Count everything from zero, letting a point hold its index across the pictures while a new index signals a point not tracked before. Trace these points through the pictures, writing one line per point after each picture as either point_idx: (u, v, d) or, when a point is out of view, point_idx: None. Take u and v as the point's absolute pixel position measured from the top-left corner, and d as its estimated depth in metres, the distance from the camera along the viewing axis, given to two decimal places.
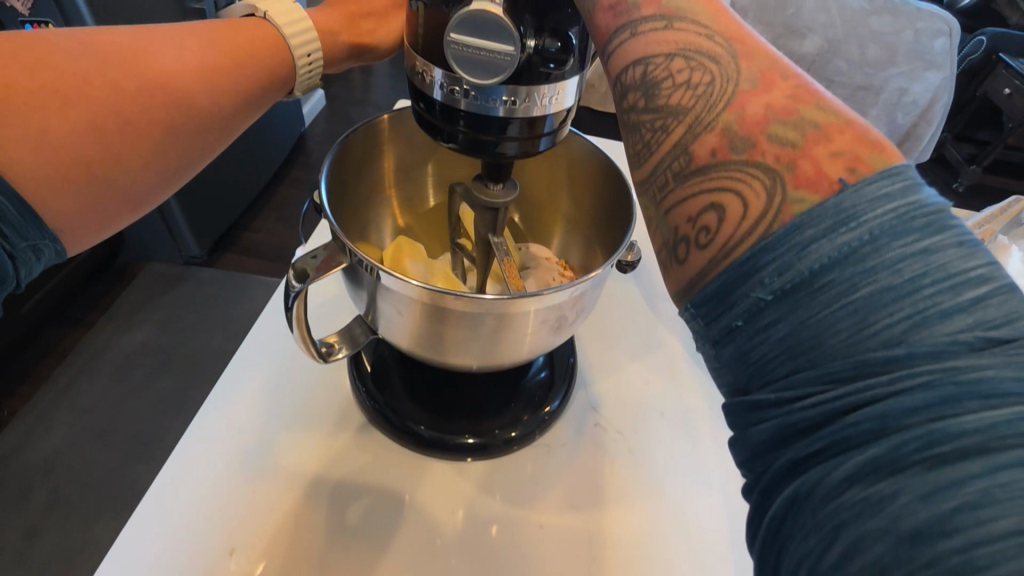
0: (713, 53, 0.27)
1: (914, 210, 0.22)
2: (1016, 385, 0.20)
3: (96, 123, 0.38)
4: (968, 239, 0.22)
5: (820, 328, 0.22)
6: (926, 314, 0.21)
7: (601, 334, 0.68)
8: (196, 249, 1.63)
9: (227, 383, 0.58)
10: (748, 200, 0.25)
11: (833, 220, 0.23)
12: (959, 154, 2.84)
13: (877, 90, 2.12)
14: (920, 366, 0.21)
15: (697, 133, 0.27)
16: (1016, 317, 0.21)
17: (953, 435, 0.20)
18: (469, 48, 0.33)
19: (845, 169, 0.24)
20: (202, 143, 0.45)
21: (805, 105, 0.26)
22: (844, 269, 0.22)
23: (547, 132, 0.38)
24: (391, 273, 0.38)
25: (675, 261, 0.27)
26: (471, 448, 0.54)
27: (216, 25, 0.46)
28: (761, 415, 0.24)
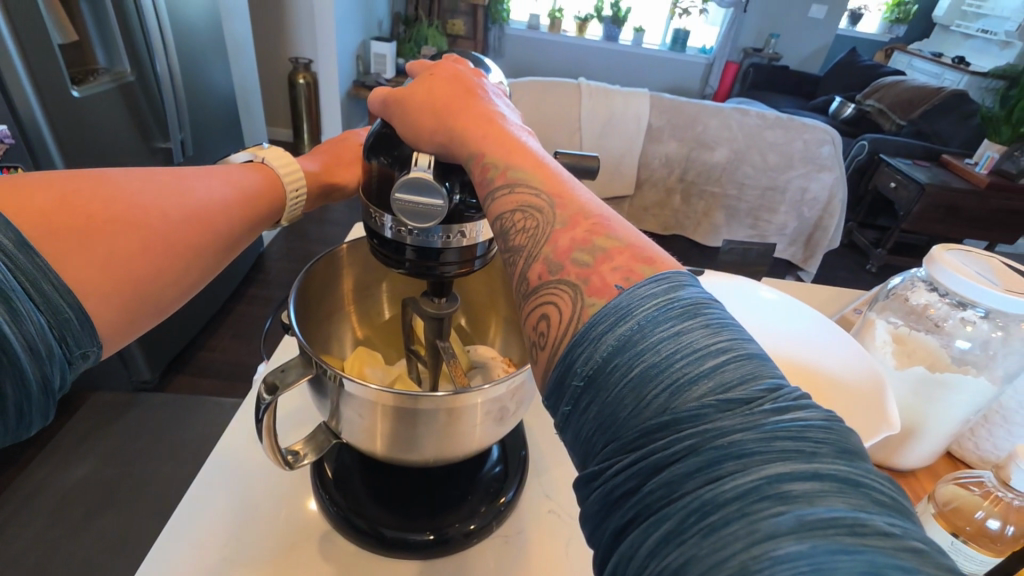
0: (539, 207, 0.37)
1: (671, 304, 0.29)
2: (756, 443, 0.24)
3: (145, 244, 0.46)
4: (714, 323, 0.28)
5: (613, 405, 0.28)
6: (680, 385, 0.26)
7: (550, 426, 0.73)
8: (148, 374, 1.61)
9: (192, 504, 0.59)
10: (562, 307, 0.32)
11: (615, 317, 0.29)
12: (865, 238, 3.19)
13: (783, 190, 2.43)
14: (685, 431, 0.25)
15: (532, 261, 0.36)
16: (751, 381, 0.26)
17: (719, 504, 0.23)
18: (409, 203, 0.42)
19: (620, 279, 0.31)
20: (217, 260, 0.53)
21: (597, 236, 0.34)
22: (624, 355, 0.28)
23: (479, 253, 0.47)
24: (351, 380, 0.44)
25: (534, 360, 0.34)
26: (431, 545, 0.57)
27: (227, 171, 0.57)
28: (592, 491, 0.28)
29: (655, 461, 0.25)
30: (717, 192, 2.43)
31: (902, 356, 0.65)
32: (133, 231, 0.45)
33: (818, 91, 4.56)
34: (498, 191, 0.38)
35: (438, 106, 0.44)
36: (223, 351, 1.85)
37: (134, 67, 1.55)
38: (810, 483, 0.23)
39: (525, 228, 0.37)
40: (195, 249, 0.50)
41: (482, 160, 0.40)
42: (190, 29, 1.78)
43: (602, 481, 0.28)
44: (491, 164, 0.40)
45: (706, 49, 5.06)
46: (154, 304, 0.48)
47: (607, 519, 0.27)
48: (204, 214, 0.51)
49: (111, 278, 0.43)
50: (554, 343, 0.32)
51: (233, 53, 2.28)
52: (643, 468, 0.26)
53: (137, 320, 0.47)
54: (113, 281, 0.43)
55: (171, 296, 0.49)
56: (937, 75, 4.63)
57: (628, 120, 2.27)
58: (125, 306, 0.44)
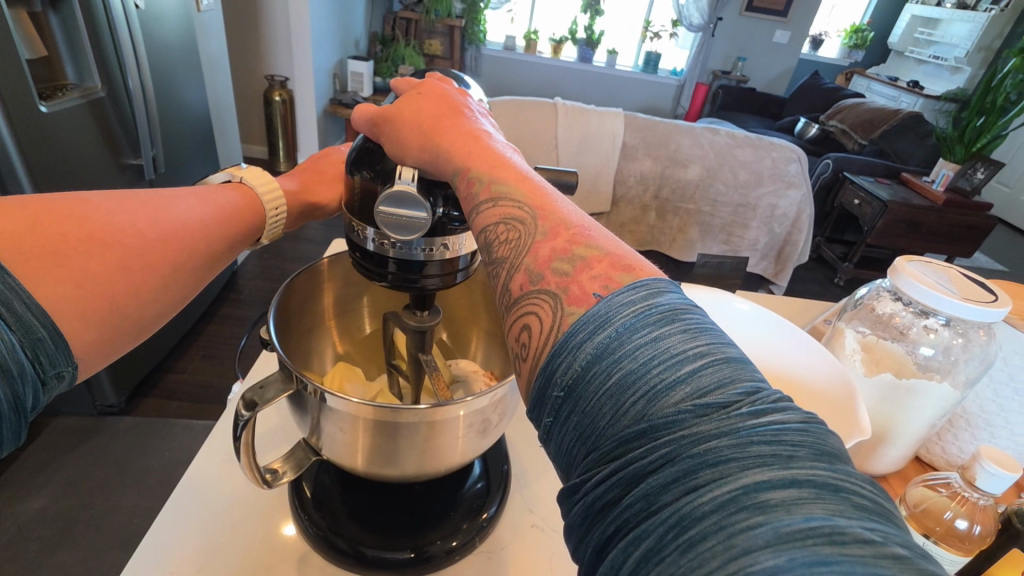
0: (521, 219, 0.37)
1: (648, 310, 0.29)
2: (732, 449, 0.24)
3: (123, 263, 0.45)
4: (691, 328, 0.29)
5: (593, 415, 0.28)
6: (658, 392, 0.27)
7: (532, 440, 0.74)
8: (114, 397, 1.56)
9: (163, 528, 0.57)
10: (543, 317, 0.32)
11: (592, 325, 0.30)
12: (832, 253, 3.30)
13: (753, 207, 2.50)
14: (662, 439, 0.26)
15: (514, 272, 0.36)
16: (726, 387, 0.26)
17: (697, 517, 0.23)
18: (392, 215, 0.42)
19: (599, 287, 0.32)
20: (200, 278, 0.53)
21: (577, 245, 0.35)
22: (602, 362, 0.28)
23: (461, 266, 0.48)
24: (333, 394, 0.44)
25: (517, 371, 0.34)
26: (413, 563, 0.56)
27: (209, 190, 0.57)
28: (574, 503, 0.28)
29: (634, 470, 0.26)
30: (690, 209, 2.49)
31: (871, 364, 0.67)
32: (112, 250, 0.45)
33: (783, 111, 4.74)
34: (482, 205, 0.39)
35: (423, 123, 0.44)
36: (194, 372, 1.80)
37: (105, 83, 1.52)
38: (787, 490, 0.23)
39: (510, 241, 0.37)
40: (173, 269, 0.49)
41: (467, 174, 0.41)
42: (164, 46, 1.76)
43: (580, 492, 0.28)
44: (476, 178, 0.40)
45: (677, 72, 5.22)
46: (134, 322, 0.47)
47: (587, 530, 0.28)
48: (185, 231, 0.50)
49: (86, 299, 0.42)
50: (536, 353, 0.32)
51: (208, 70, 2.27)
52: (622, 479, 0.26)
53: (115, 340, 0.46)
54: (87, 301, 0.42)
55: (152, 314, 0.49)
56: (895, 97, 4.85)
57: (604, 139, 2.32)
58: (102, 326, 0.44)
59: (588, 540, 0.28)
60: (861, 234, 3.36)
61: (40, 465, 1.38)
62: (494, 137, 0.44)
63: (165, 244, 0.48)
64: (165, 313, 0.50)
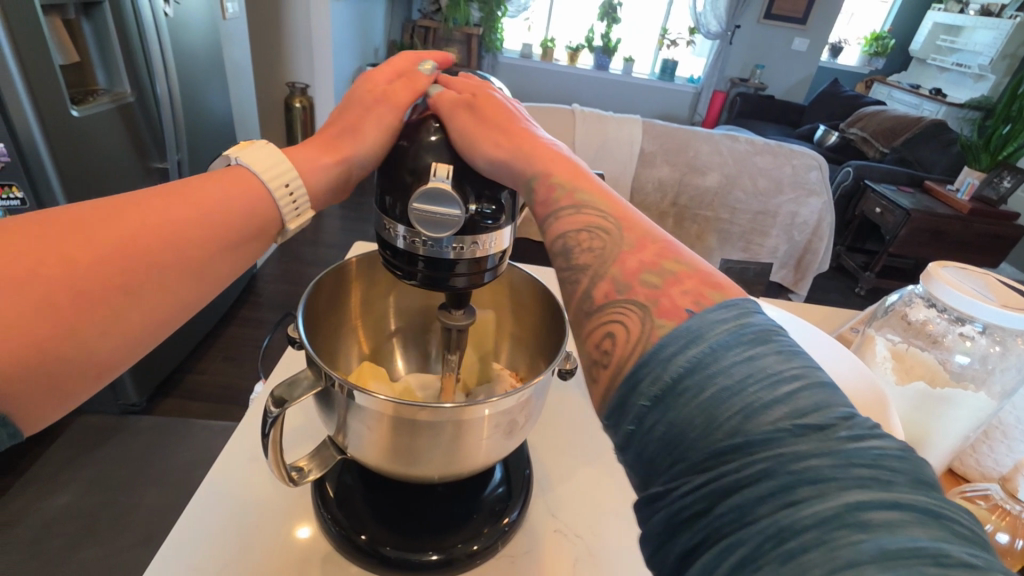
0: (606, 228, 0.42)
1: (742, 331, 0.32)
2: (832, 469, 0.27)
3: (50, 295, 0.37)
4: (785, 351, 0.31)
5: (683, 425, 0.31)
6: (754, 409, 0.29)
7: (554, 444, 0.73)
8: (136, 396, 1.57)
9: (189, 524, 0.58)
10: (629, 323, 0.36)
11: (685, 340, 0.33)
12: (853, 262, 3.24)
13: (774, 214, 2.47)
14: (759, 453, 0.28)
15: (596, 282, 0.40)
16: (821, 408, 0.29)
17: (797, 530, 0.26)
18: (426, 211, 0.43)
19: (691, 302, 0.36)
20: (166, 297, 0.43)
21: (665, 261, 0.39)
22: (694, 376, 0.31)
23: (489, 266, 0.48)
24: (360, 391, 0.44)
25: (592, 378, 0.38)
26: (434, 565, 0.55)
27: (190, 181, 0.47)
28: (661, 507, 0.31)
29: (728, 481, 0.28)
30: (709, 216, 2.47)
31: (902, 373, 0.66)
32: (38, 280, 0.37)
33: (802, 119, 4.69)
34: (564, 210, 0.44)
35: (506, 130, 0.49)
36: (213, 373, 1.82)
37: (135, 89, 1.56)
38: (888, 510, 0.25)
39: (590, 242, 0.42)
40: (157, 278, 0.42)
41: (547, 179, 0.46)
42: (191, 54, 1.81)
43: (669, 496, 0.31)
44: (557, 186, 0.45)
45: (694, 79, 5.20)
46: (89, 362, 0.40)
47: (675, 533, 0.30)
48: (140, 242, 0.41)
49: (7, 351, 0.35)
50: (619, 359, 0.36)
51: (233, 77, 2.31)
52: (717, 490, 0.29)
53: (66, 389, 0.40)
54: (53, 323, 0.37)
55: (105, 353, 0.41)
56: (917, 106, 4.78)
57: (621, 146, 2.31)
58: (71, 350, 0.38)
59: (676, 542, 0.30)
60: (883, 243, 3.30)
61: (63, 462, 1.40)
62: (567, 152, 0.50)
63: (145, 251, 0.41)
64: (167, 325, 0.45)
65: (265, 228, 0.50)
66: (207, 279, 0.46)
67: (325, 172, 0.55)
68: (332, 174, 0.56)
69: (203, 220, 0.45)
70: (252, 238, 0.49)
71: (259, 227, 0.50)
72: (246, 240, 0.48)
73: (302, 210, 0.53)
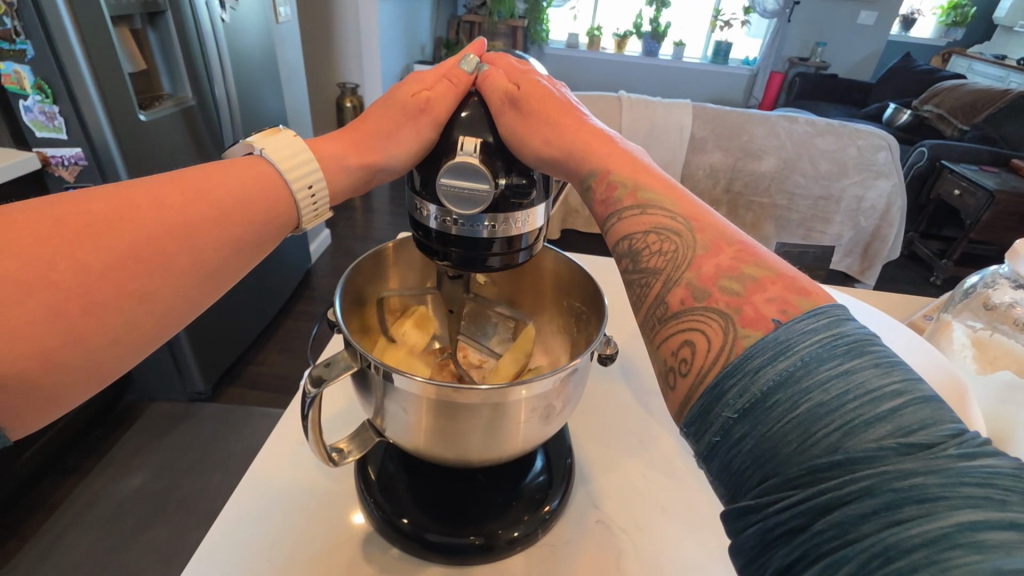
0: (676, 229, 0.40)
1: (836, 340, 0.30)
2: (942, 488, 0.25)
3: (60, 301, 0.38)
4: (883, 360, 0.29)
5: (775, 441, 0.30)
6: (855, 426, 0.28)
7: (596, 434, 0.71)
8: (202, 385, 1.66)
9: (240, 503, 0.60)
10: (710, 334, 0.35)
11: (773, 351, 0.31)
12: (928, 249, 3.01)
13: (836, 199, 2.33)
14: (859, 470, 0.27)
15: (671, 288, 0.38)
16: (927, 423, 0.27)
17: (906, 550, 0.25)
18: (455, 188, 0.43)
19: (777, 311, 0.34)
20: (181, 298, 0.44)
21: (745, 266, 0.37)
22: (786, 390, 0.30)
23: (524, 246, 0.48)
24: (396, 373, 0.44)
25: (669, 387, 0.36)
26: (475, 551, 0.55)
27: (202, 173, 0.47)
28: (749, 522, 0.30)
29: (826, 499, 0.27)
30: (766, 203, 2.34)
31: (984, 361, 0.61)
32: (48, 286, 0.38)
33: (868, 98, 4.39)
34: (628, 210, 0.43)
35: (550, 117, 0.48)
36: (272, 364, 1.90)
37: (195, 93, 1.64)
38: (1010, 534, 0.23)
39: (656, 242, 0.40)
40: (166, 259, 0.42)
41: (607, 177, 0.44)
42: (247, 58, 1.88)
43: (757, 510, 0.30)
44: (618, 182, 0.44)
45: (750, 61, 4.96)
46: (98, 363, 0.41)
47: (767, 547, 0.30)
48: (152, 245, 0.42)
49: (17, 358, 0.37)
50: (698, 369, 0.34)
51: (286, 79, 2.40)
52: (816, 507, 0.28)
53: (75, 389, 0.41)
54: (63, 297, 0.38)
55: (120, 355, 0.42)
56: (1002, 78, 4.37)
57: (670, 132, 2.23)
58: (83, 328, 0.39)
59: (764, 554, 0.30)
60: (963, 228, 3.05)
61: (138, 447, 1.50)
62: (622, 141, 0.48)
63: (155, 231, 0.42)
64: (182, 312, 0.45)
65: (282, 221, 0.50)
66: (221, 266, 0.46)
67: (347, 173, 0.55)
68: (354, 176, 0.56)
69: (217, 206, 0.45)
70: (267, 237, 0.49)
71: (276, 218, 0.50)
72: (263, 230, 0.49)
73: (321, 208, 0.53)
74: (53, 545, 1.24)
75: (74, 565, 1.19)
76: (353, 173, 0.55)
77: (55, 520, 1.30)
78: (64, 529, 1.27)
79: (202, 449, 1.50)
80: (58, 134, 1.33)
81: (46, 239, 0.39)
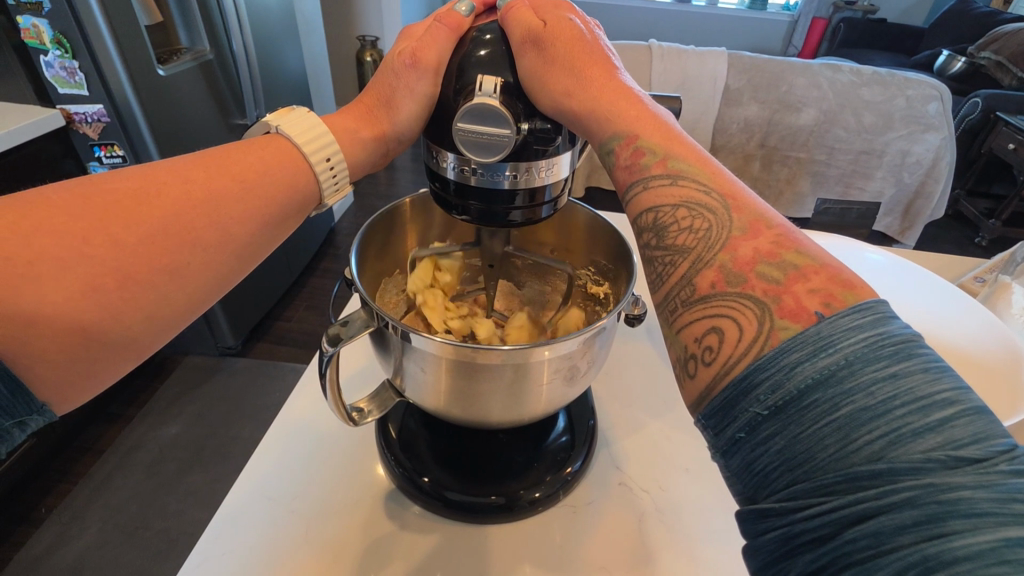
0: (709, 206, 0.36)
1: (883, 338, 0.28)
2: (991, 504, 0.23)
3: (94, 276, 0.36)
4: (933, 364, 0.27)
5: (808, 443, 0.27)
6: (899, 433, 0.26)
7: (620, 394, 0.69)
8: (232, 340, 1.69)
9: (267, 457, 0.61)
10: (741, 325, 0.32)
11: (813, 348, 0.29)
12: (975, 208, 2.84)
13: (879, 153, 2.19)
14: (902, 481, 0.25)
15: (699, 270, 0.35)
16: (980, 436, 0.25)
17: (946, 563, 0.23)
18: (473, 133, 0.40)
19: (819, 304, 0.30)
20: (208, 276, 0.42)
21: (784, 252, 0.34)
22: (825, 390, 0.27)
23: (548, 200, 0.45)
24: (414, 332, 0.42)
25: (688, 374, 0.34)
26: (496, 510, 0.55)
27: (223, 151, 0.45)
28: (770, 526, 0.28)
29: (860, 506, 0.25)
30: (803, 158, 2.22)
31: None
32: (88, 262, 0.36)
33: (919, 45, 4.08)
34: (656, 179, 0.39)
35: (574, 65, 0.43)
36: (298, 321, 1.92)
37: (213, 46, 1.60)
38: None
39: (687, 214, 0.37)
40: (191, 240, 0.41)
41: (635, 141, 0.41)
42: (264, 7, 1.82)
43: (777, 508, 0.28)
44: (646, 149, 0.40)
45: (791, 6, 4.64)
46: (123, 345, 0.40)
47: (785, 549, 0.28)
48: (184, 224, 0.40)
49: (49, 334, 0.35)
50: (727, 358, 0.32)
51: (304, 32, 2.33)
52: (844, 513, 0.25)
53: (101, 365, 0.39)
54: (87, 277, 0.36)
55: (149, 331, 0.40)
56: None
57: (703, 84, 2.12)
58: (107, 309, 0.37)
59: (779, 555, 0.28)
60: (1014, 185, 2.87)
61: (174, 399, 1.55)
62: (652, 102, 0.44)
63: (182, 210, 0.40)
64: (208, 296, 0.43)
65: (306, 199, 0.48)
66: (248, 244, 0.44)
67: (362, 146, 0.51)
68: (370, 149, 0.52)
69: (241, 185, 0.44)
70: (290, 217, 0.48)
71: (301, 194, 0.48)
72: (287, 208, 0.47)
73: (341, 180, 0.50)
74: (101, 488, 1.31)
75: (120, 508, 1.27)
76: (368, 145, 0.52)
77: (99, 467, 1.36)
78: (109, 474, 1.35)
79: (235, 402, 1.55)
80: (80, 90, 1.32)
81: (69, 217, 0.37)
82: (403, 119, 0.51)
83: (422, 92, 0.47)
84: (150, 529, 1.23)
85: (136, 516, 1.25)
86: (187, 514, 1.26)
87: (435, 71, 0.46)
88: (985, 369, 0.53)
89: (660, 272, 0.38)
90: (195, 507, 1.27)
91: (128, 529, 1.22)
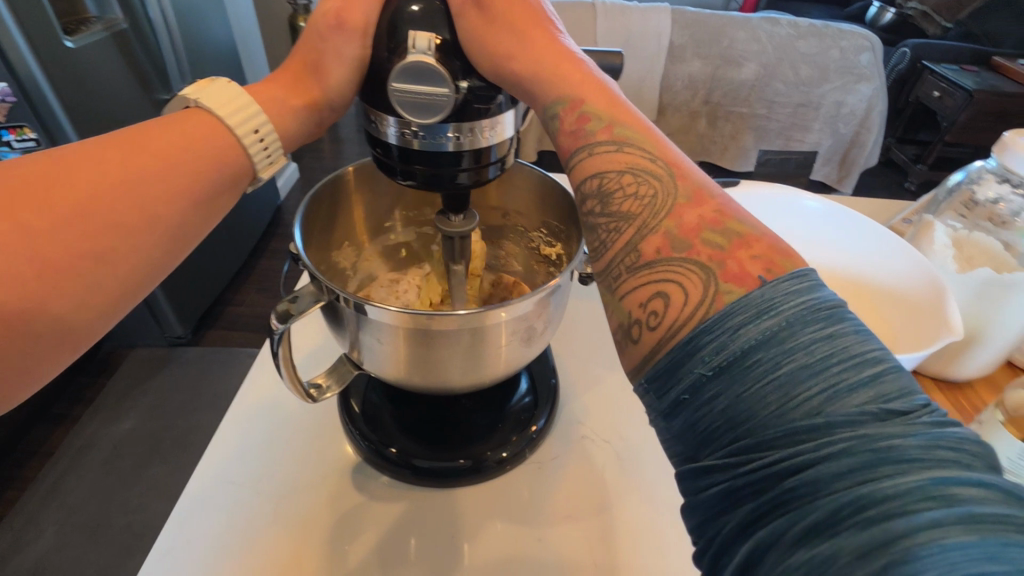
0: (654, 172, 0.37)
1: (819, 303, 0.29)
2: (916, 449, 0.25)
3: (13, 270, 0.34)
4: (862, 328, 0.29)
5: (753, 401, 0.28)
6: (836, 387, 0.27)
7: (579, 351, 0.71)
8: (181, 329, 1.63)
9: (226, 441, 0.59)
10: (686, 287, 0.33)
11: (756, 311, 0.30)
12: (904, 155, 2.99)
13: (816, 105, 2.27)
14: (837, 432, 0.26)
15: (644, 236, 0.36)
16: (903, 391, 0.27)
17: (877, 499, 0.24)
18: (410, 93, 0.39)
19: (760, 269, 0.32)
20: (139, 263, 0.40)
21: (726, 218, 0.35)
22: (768, 349, 0.28)
23: (493, 161, 0.44)
24: (367, 304, 0.41)
25: (632, 340, 0.34)
26: (465, 472, 0.56)
27: (140, 129, 0.42)
28: (712, 482, 0.29)
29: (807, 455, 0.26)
30: (746, 113, 2.28)
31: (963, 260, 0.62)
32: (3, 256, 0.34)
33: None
34: (601, 146, 0.39)
35: (516, 27, 0.43)
36: (250, 305, 1.86)
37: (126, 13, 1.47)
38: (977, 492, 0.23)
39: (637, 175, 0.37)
40: (115, 226, 0.38)
41: (580, 108, 0.41)
42: None
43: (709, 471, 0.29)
44: (591, 115, 0.40)
45: None
46: (56, 342, 0.37)
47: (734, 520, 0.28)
48: (106, 210, 0.38)
49: None
50: (673, 324, 0.32)
51: None
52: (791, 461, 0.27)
53: (36, 365, 0.37)
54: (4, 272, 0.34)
55: (83, 324, 0.38)
56: None
57: (647, 41, 2.11)
58: (31, 305, 0.35)
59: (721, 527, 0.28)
60: (939, 131, 3.03)
61: (123, 393, 1.49)
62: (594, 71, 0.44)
63: (100, 194, 0.38)
64: (144, 284, 0.41)
65: (238, 174, 0.46)
66: (180, 226, 0.42)
67: (293, 115, 0.49)
68: (302, 118, 0.50)
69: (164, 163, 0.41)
70: (223, 194, 0.45)
71: (233, 169, 0.45)
72: (218, 185, 0.44)
73: (275, 154, 0.48)
74: (54, 490, 1.26)
75: (77, 509, 1.22)
76: (300, 113, 0.50)
77: (49, 469, 1.30)
78: (61, 475, 1.29)
79: (190, 392, 1.50)
80: None
81: None
82: (336, 83, 0.48)
83: (353, 54, 0.45)
84: (112, 526, 1.19)
85: (95, 515, 1.21)
86: (150, 508, 1.22)
87: (362, 32, 0.44)
88: (911, 304, 0.57)
89: (605, 239, 0.38)
90: (159, 501, 1.24)
91: (88, 530, 1.18)
